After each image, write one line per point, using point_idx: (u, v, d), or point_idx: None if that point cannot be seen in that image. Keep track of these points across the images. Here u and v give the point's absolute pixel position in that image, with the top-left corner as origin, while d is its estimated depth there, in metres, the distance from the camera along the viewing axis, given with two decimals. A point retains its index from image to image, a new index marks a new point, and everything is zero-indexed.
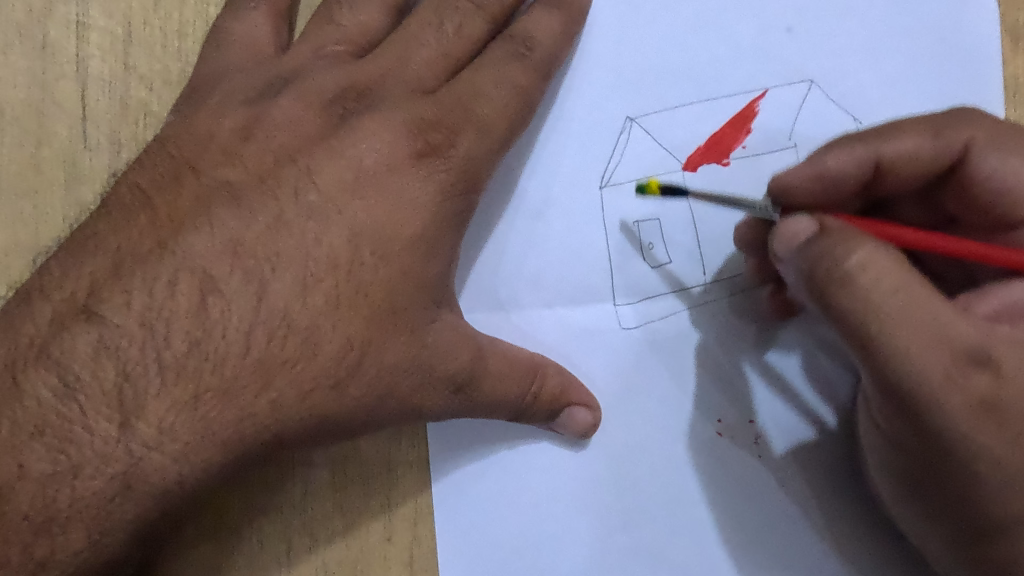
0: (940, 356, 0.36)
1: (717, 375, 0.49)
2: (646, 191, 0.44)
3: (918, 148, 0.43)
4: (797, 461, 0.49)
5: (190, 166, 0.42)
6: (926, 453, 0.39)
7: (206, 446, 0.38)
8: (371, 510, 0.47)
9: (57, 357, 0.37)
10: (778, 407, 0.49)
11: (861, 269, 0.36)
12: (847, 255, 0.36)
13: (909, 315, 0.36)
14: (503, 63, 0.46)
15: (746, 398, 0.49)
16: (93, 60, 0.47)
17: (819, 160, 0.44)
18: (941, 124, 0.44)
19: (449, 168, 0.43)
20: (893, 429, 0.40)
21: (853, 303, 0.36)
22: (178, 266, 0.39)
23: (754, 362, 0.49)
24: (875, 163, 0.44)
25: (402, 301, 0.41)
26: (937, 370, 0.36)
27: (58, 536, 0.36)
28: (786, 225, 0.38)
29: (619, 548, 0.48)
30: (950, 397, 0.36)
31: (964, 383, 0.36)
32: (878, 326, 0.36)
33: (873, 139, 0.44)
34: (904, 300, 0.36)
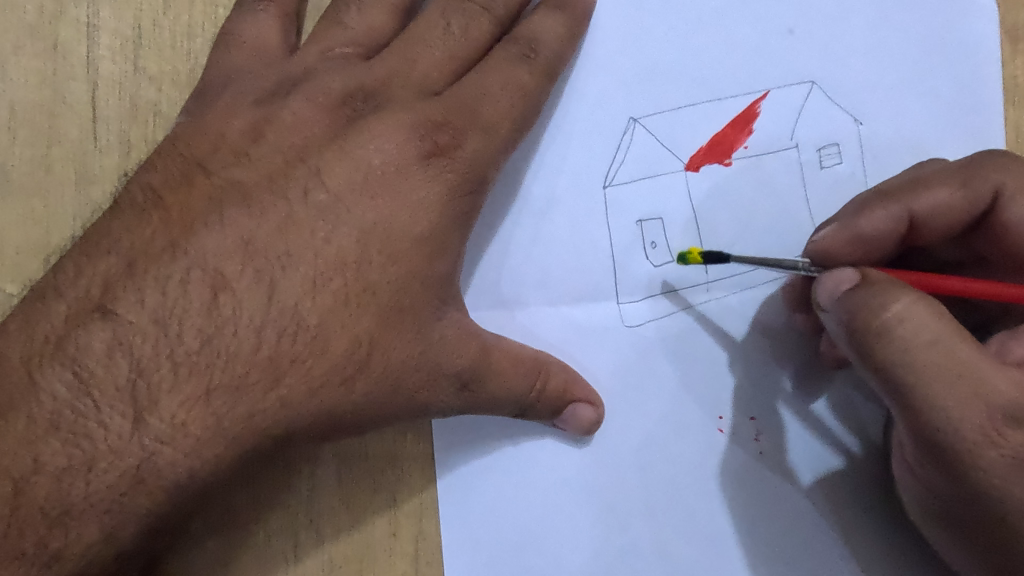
0: (970, 400, 0.37)
1: (753, 414, 0.50)
2: (688, 259, 0.47)
3: (950, 199, 0.45)
4: (825, 495, 0.49)
5: (201, 167, 0.42)
6: (958, 500, 0.39)
7: (217, 441, 0.39)
8: (378, 506, 0.47)
9: (72, 354, 0.38)
10: (816, 452, 0.50)
11: (900, 321, 0.38)
12: (884, 308, 0.38)
13: (944, 369, 0.37)
14: (509, 64, 0.47)
15: (780, 437, 0.50)
16: (104, 61, 0.48)
17: (854, 223, 0.46)
18: (967, 174, 0.45)
19: (456, 168, 0.44)
20: (926, 474, 0.41)
21: (892, 354, 0.38)
22: (190, 264, 0.39)
23: (790, 405, 0.50)
24: (908, 218, 0.45)
25: (410, 299, 0.42)
26: (970, 420, 0.37)
27: (71, 529, 0.37)
28: (831, 274, 0.41)
29: (622, 544, 0.48)
30: (985, 452, 0.37)
31: (997, 440, 0.37)
32: (913, 377, 0.38)
33: (905, 196, 0.45)
34: (941, 355, 0.37)
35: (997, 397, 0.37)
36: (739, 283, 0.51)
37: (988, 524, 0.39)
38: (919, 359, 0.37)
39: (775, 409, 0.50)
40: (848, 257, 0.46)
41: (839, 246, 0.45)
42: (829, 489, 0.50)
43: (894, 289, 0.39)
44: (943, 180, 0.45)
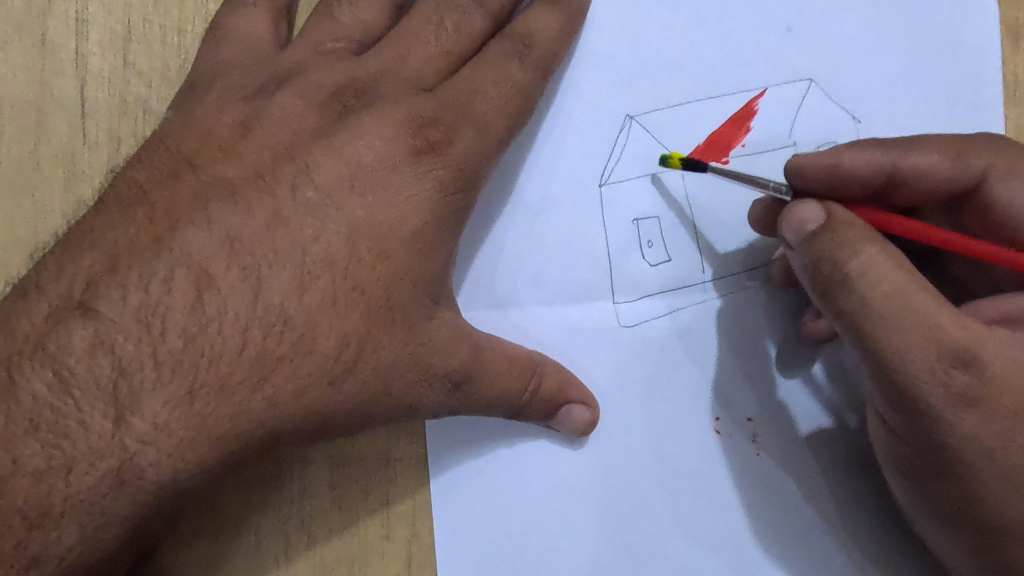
0: (923, 342, 0.37)
1: (743, 364, 0.50)
2: (668, 162, 0.47)
3: (936, 166, 0.44)
4: (813, 451, 0.49)
5: (188, 163, 0.42)
6: (927, 448, 0.40)
7: (202, 442, 0.38)
8: (370, 507, 0.47)
9: (53, 352, 0.37)
10: (807, 408, 0.50)
11: (861, 272, 0.38)
12: (847, 260, 0.38)
13: (897, 317, 0.37)
14: (502, 60, 0.46)
15: (770, 386, 0.50)
16: (93, 57, 0.47)
17: (837, 154, 0.44)
18: (962, 146, 0.44)
19: (447, 165, 0.43)
20: (896, 421, 0.41)
21: (849, 303, 0.38)
22: (174, 261, 0.39)
23: (782, 354, 0.50)
24: (890, 171, 0.44)
25: (400, 298, 0.41)
26: (921, 358, 0.37)
27: (51, 531, 0.36)
28: (796, 211, 0.40)
29: (615, 547, 0.47)
30: (932, 390, 0.37)
31: (945, 378, 0.37)
32: (869, 324, 0.37)
33: (894, 148, 0.44)
34: (897, 304, 0.37)
35: (949, 340, 0.37)
36: (730, 286, 0.50)
37: (943, 462, 0.40)
38: (874, 310, 0.37)
39: (764, 352, 0.50)
40: (816, 186, 0.44)
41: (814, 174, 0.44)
42: (819, 450, 0.49)
43: (858, 237, 0.38)
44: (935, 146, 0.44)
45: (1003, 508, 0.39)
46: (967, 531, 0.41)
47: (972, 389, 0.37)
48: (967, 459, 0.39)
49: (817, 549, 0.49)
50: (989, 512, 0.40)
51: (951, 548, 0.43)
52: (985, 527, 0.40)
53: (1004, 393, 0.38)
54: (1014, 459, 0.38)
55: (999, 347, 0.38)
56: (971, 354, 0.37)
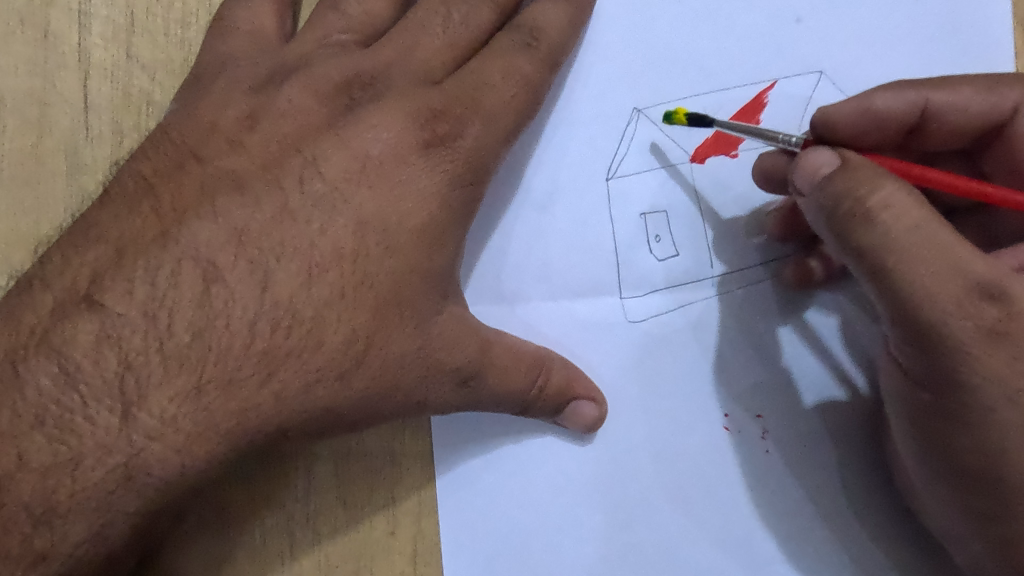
0: (948, 272, 0.37)
1: (751, 332, 0.49)
2: (674, 118, 0.46)
3: (967, 100, 0.45)
4: (824, 420, 0.49)
5: (194, 155, 0.41)
6: (938, 386, 0.39)
7: (210, 437, 0.37)
8: (376, 504, 0.46)
9: (59, 347, 0.36)
10: (817, 373, 0.50)
11: (880, 207, 0.37)
12: (868, 194, 0.38)
13: (922, 249, 0.37)
14: (510, 52, 0.46)
15: (781, 350, 0.49)
16: (96, 50, 0.46)
17: (867, 97, 0.44)
18: (991, 81, 0.46)
19: (456, 158, 0.43)
20: (908, 359, 0.40)
21: (873, 237, 0.38)
22: (181, 255, 0.38)
23: (794, 318, 0.50)
24: (922, 108, 0.45)
25: (409, 293, 0.41)
26: (947, 290, 0.37)
27: (57, 528, 0.36)
28: (809, 157, 0.40)
29: (624, 544, 0.47)
30: (959, 322, 0.37)
31: (972, 310, 0.37)
32: (892, 257, 0.37)
33: (925, 87, 0.45)
34: (920, 236, 0.37)
35: (974, 273, 0.37)
36: (733, 281, 0.50)
37: (953, 405, 0.39)
38: (900, 241, 0.37)
39: (773, 319, 0.50)
40: (849, 132, 0.45)
41: (846, 118, 0.44)
42: (829, 416, 0.49)
43: (876, 175, 0.38)
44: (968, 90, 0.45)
45: (1022, 462, 0.38)
46: (972, 486, 0.41)
47: (1000, 323, 0.37)
48: (979, 403, 0.38)
49: (827, 545, 0.48)
50: (1009, 465, 0.39)
51: (963, 514, 0.42)
52: (1002, 485, 0.39)
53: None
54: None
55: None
56: (999, 289, 0.37)
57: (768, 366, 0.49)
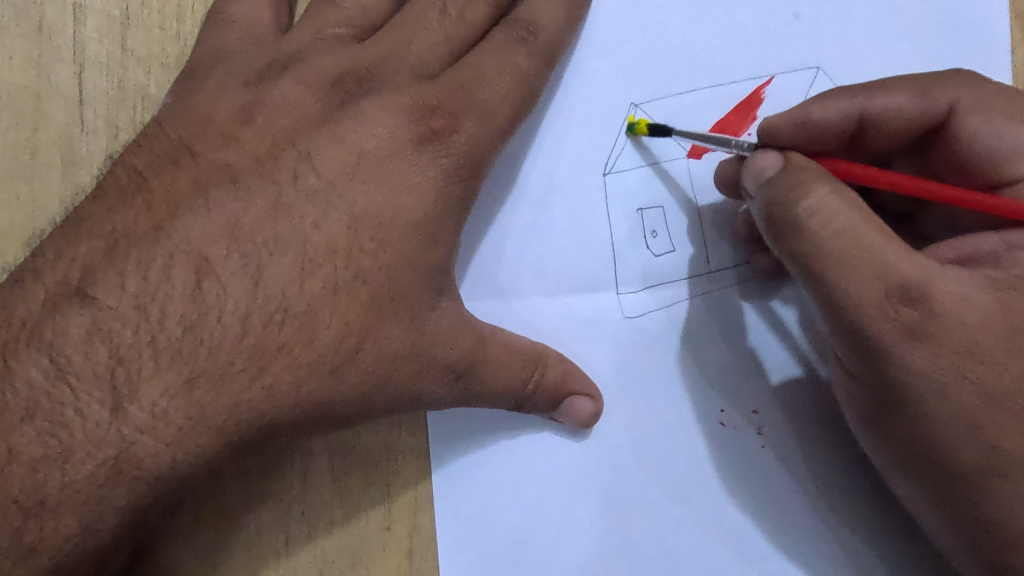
0: (871, 278, 0.38)
1: (718, 320, 0.49)
2: (636, 129, 0.48)
3: (905, 106, 0.45)
4: (782, 412, 0.49)
5: (187, 149, 0.41)
6: (877, 383, 0.41)
7: (201, 431, 0.37)
8: (372, 498, 0.46)
9: (50, 340, 0.36)
10: (783, 363, 0.50)
11: (811, 215, 0.38)
12: (797, 201, 0.38)
13: (848, 255, 0.38)
14: (506, 47, 0.45)
15: (744, 338, 0.50)
16: (91, 43, 0.46)
17: (806, 108, 0.45)
18: (931, 82, 0.45)
19: (450, 153, 0.43)
20: (848, 359, 0.42)
21: (802, 244, 0.39)
22: (173, 248, 0.38)
23: (756, 308, 0.50)
24: (859, 115, 0.45)
25: (402, 288, 0.41)
26: (869, 296, 0.38)
27: (48, 521, 0.36)
28: (755, 159, 0.41)
29: (618, 540, 0.47)
30: (880, 326, 0.38)
31: (892, 314, 0.38)
32: (819, 264, 0.38)
33: (862, 93, 0.45)
34: (846, 243, 0.38)
35: (896, 275, 0.38)
36: (701, 286, 0.50)
37: (893, 399, 0.40)
38: (827, 249, 0.38)
39: (740, 309, 0.50)
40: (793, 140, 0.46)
41: (785, 129, 0.46)
42: (790, 402, 0.49)
43: (810, 179, 0.39)
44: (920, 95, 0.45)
45: (957, 450, 0.40)
46: (921, 472, 0.42)
47: (920, 324, 0.38)
48: (918, 396, 0.39)
49: (820, 541, 0.48)
50: (948, 453, 0.40)
51: (920, 501, 0.44)
52: (947, 473, 0.41)
53: (953, 328, 0.38)
54: (964, 396, 0.39)
55: (948, 284, 0.38)
56: (919, 290, 0.38)
57: (734, 350, 0.49)
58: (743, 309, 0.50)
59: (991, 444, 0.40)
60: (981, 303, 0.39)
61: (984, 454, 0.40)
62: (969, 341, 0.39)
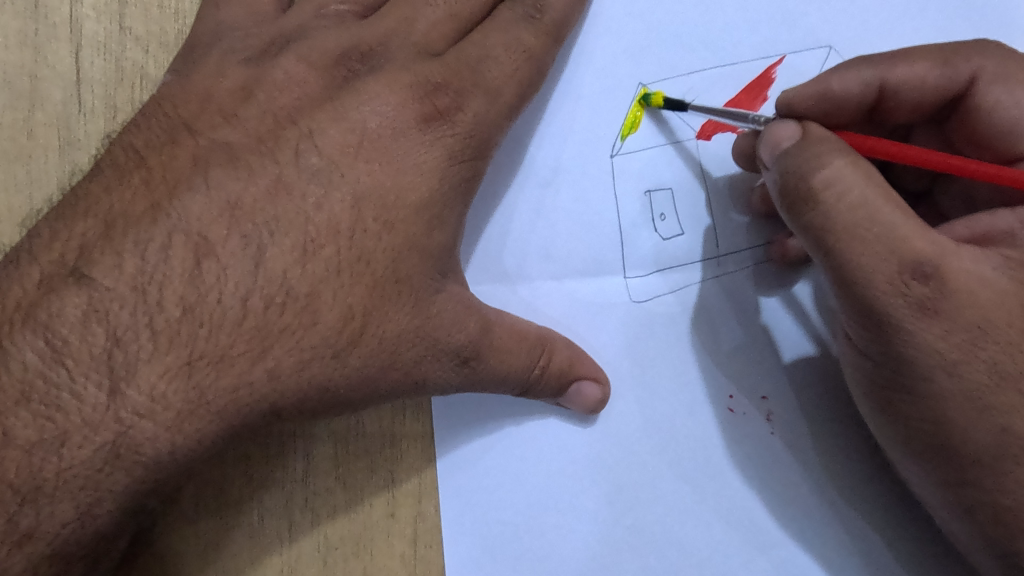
0: (884, 252, 0.37)
1: (732, 296, 0.48)
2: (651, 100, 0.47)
3: (925, 74, 0.44)
4: (793, 381, 0.48)
5: (186, 127, 0.40)
6: (888, 362, 0.40)
7: (201, 415, 0.37)
8: (375, 485, 0.45)
9: (45, 321, 0.36)
10: (795, 340, 0.49)
11: (826, 185, 0.38)
12: (813, 171, 0.38)
13: (860, 228, 0.37)
14: (513, 23, 0.44)
15: (759, 316, 0.49)
16: (88, 21, 0.45)
17: (826, 79, 0.44)
18: (949, 55, 0.44)
19: (456, 132, 0.42)
20: (859, 335, 0.41)
21: (813, 216, 0.38)
22: (172, 228, 0.37)
23: (778, 290, 0.49)
24: (879, 86, 0.44)
25: (406, 270, 0.40)
26: (881, 270, 0.37)
27: (44, 507, 0.35)
28: (772, 130, 0.40)
29: (626, 528, 0.46)
30: (891, 300, 0.37)
31: (903, 288, 0.37)
32: (833, 238, 0.38)
33: (882, 63, 0.44)
34: (864, 214, 0.37)
35: (911, 251, 0.37)
36: (711, 270, 0.48)
37: (901, 376, 0.40)
38: (839, 221, 0.37)
39: (750, 286, 0.49)
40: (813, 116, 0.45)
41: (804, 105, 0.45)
42: (802, 381, 0.48)
43: (828, 151, 0.38)
44: (939, 72, 0.44)
45: (966, 430, 0.39)
46: (930, 455, 0.41)
47: (932, 299, 0.37)
48: (926, 374, 0.39)
49: (830, 529, 0.47)
50: (958, 434, 0.39)
51: (926, 484, 0.43)
52: (956, 455, 0.40)
53: (964, 305, 0.37)
54: (972, 374, 0.38)
55: (960, 261, 0.38)
56: (933, 266, 0.37)
57: (748, 336, 0.48)
58: (760, 297, 0.49)
59: (1001, 425, 0.39)
60: (996, 283, 0.38)
61: (994, 436, 0.39)
62: (982, 320, 0.38)
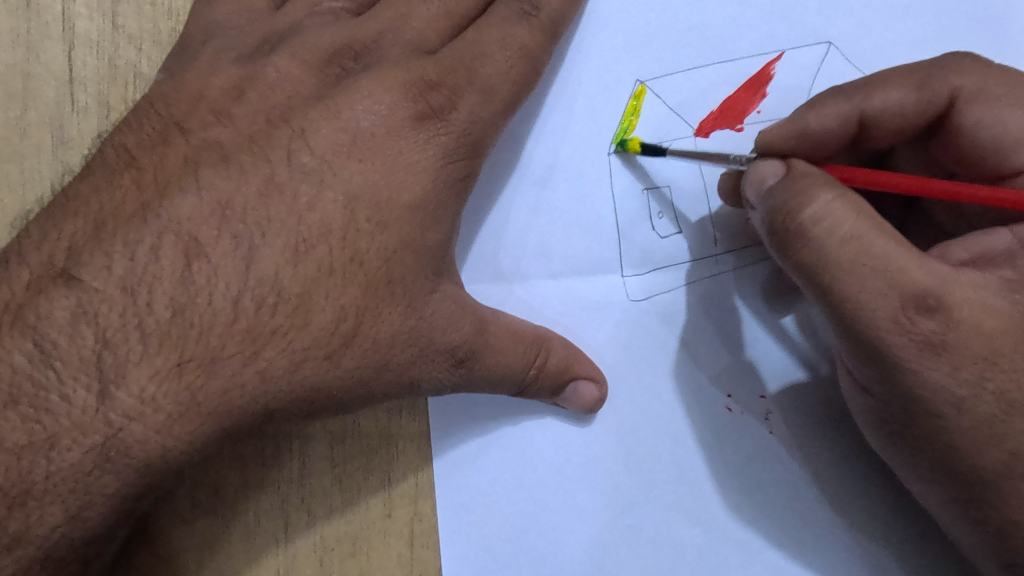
0: (884, 288, 0.36)
1: (715, 321, 0.48)
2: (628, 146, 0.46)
3: (903, 101, 0.43)
4: (781, 403, 0.48)
5: (177, 126, 0.40)
6: (895, 400, 0.39)
7: (192, 417, 0.36)
8: (371, 486, 0.45)
9: (33, 323, 0.35)
10: (781, 362, 0.48)
11: (815, 220, 0.37)
12: (802, 207, 0.38)
13: (857, 264, 0.37)
14: (508, 21, 0.44)
15: (742, 341, 0.48)
16: (81, 19, 0.45)
17: (803, 117, 0.44)
18: (951, 54, 0.43)
19: (450, 131, 0.41)
20: (864, 375, 0.40)
21: (808, 254, 0.38)
22: (162, 229, 0.37)
23: (765, 314, 0.48)
24: (858, 116, 0.44)
25: (400, 270, 0.39)
26: (882, 307, 0.36)
27: (33, 510, 0.35)
28: (756, 169, 0.41)
29: (623, 529, 0.46)
30: (897, 339, 0.37)
31: (909, 326, 0.37)
32: (828, 275, 0.37)
33: (857, 93, 0.44)
34: (857, 249, 0.37)
35: (912, 285, 0.36)
36: (709, 268, 0.48)
37: (909, 413, 0.39)
38: (835, 257, 0.37)
39: (735, 309, 0.48)
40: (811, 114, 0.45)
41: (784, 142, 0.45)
42: (789, 404, 0.48)
43: (813, 185, 0.38)
44: (941, 70, 0.43)
45: (974, 456, 0.39)
46: (947, 483, 0.41)
47: (938, 335, 0.37)
48: (935, 410, 0.38)
49: (829, 530, 0.47)
50: (963, 458, 0.39)
51: (936, 501, 0.42)
52: (965, 478, 0.40)
53: (971, 338, 0.37)
54: (982, 407, 0.38)
55: (964, 291, 0.37)
56: (935, 299, 0.36)
57: (734, 353, 0.48)
58: (744, 321, 0.48)
59: (1009, 450, 0.38)
60: (999, 309, 0.37)
61: (1003, 460, 0.38)
62: (990, 350, 0.37)
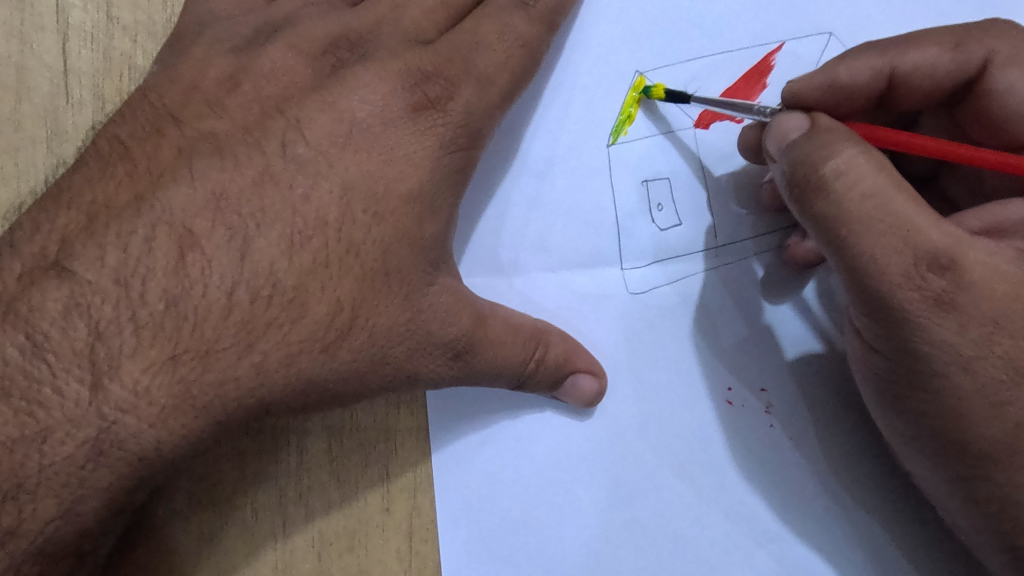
0: (899, 245, 0.36)
1: (732, 287, 0.48)
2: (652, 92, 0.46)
3: (937, 59, 0.43)
4: (796, 369, 0.48)
5: (172, 117, 0.40)
6: (902, 358, 0.39)
7: (186, 410, 0.36)
8: (369, 480, 0.45)
9: (25, 314, 0.35)
10: (798, 332, 0.48)
11: (837, 174, 0.36)
12: (824, 160, 0.37)
13: (874, 220, 0.36)
14: (506, 11, 0.43)
15: (759, 309, 0.48)
16: (75, 11, 0.45)
17: (833, 69, 0.43)
18: (955, 39, 0.43)
19: (447, 121, 0.41)
20: (873, 332, 0.40)
21: (826, 207, 0.37)
22: (155, 220, 0.37)
23: (783, 285, 0.49)
24: (889, 72, 0.43)
25: (397, 262, 0.39)
26: (895, 263, 0.36)
27: (26, 504, 0.34)
28: (780, 122, 0.39)
29: (622, 523, 0.45)
30: (907, 294, 0.36)
31: (920, 282, 0.36)
32: (845, 228, 0.37)
33: (889, 50, 0.43)
34: (876, 206, 0.36)
35: (926, 244, 0.36)
36: (712, 261, 0.48)
37: (914, 373, 0.39)
38: (853, 211, 0.36)
39: (752, 273, 0.48)
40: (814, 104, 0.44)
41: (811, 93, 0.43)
42: (804, 374, 0.48)
43: (837, 139, 0.37)
44: (943, 57, 0.43)
45: (976, 426, 0.39)
46: (951, 459, 0.40)
47: (948, 293, 0.36)
48: (941, 369, 0.38)
49: (832, 523, 0.46)
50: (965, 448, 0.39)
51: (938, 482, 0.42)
52: (968, 453, 0.39)
53: (980, 299, 0.37)
54: (988, 370, 0.38)
55: (977, 253, 0.37)
56: (949, 258, 0.36)
57: (751, 321, 0.48)
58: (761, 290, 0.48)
59: (1015, 421, 0.38)
60: (993, 301, 0.37)
61: (1008, 431, 0.38)
62: (998, 314, 0.37)
